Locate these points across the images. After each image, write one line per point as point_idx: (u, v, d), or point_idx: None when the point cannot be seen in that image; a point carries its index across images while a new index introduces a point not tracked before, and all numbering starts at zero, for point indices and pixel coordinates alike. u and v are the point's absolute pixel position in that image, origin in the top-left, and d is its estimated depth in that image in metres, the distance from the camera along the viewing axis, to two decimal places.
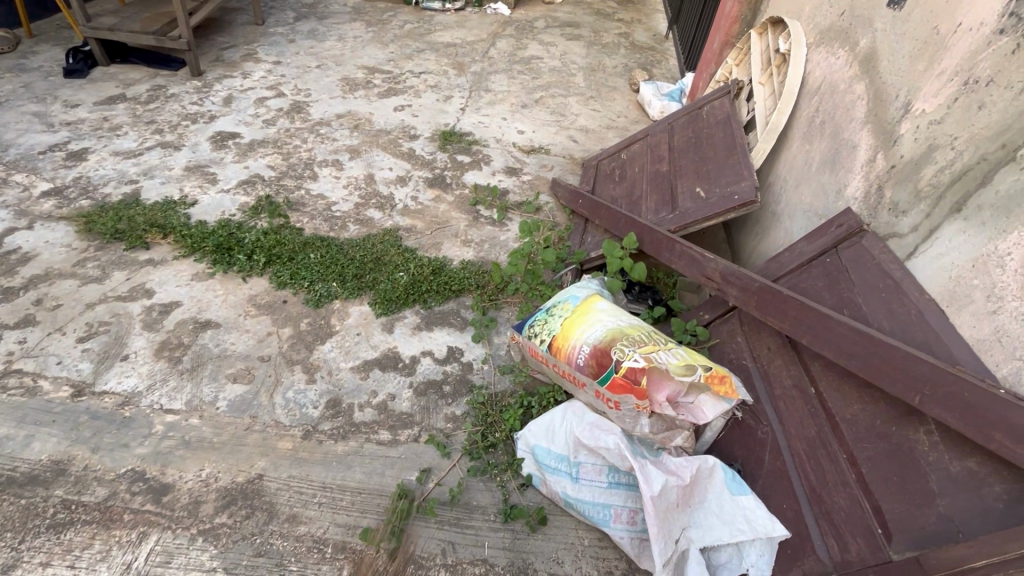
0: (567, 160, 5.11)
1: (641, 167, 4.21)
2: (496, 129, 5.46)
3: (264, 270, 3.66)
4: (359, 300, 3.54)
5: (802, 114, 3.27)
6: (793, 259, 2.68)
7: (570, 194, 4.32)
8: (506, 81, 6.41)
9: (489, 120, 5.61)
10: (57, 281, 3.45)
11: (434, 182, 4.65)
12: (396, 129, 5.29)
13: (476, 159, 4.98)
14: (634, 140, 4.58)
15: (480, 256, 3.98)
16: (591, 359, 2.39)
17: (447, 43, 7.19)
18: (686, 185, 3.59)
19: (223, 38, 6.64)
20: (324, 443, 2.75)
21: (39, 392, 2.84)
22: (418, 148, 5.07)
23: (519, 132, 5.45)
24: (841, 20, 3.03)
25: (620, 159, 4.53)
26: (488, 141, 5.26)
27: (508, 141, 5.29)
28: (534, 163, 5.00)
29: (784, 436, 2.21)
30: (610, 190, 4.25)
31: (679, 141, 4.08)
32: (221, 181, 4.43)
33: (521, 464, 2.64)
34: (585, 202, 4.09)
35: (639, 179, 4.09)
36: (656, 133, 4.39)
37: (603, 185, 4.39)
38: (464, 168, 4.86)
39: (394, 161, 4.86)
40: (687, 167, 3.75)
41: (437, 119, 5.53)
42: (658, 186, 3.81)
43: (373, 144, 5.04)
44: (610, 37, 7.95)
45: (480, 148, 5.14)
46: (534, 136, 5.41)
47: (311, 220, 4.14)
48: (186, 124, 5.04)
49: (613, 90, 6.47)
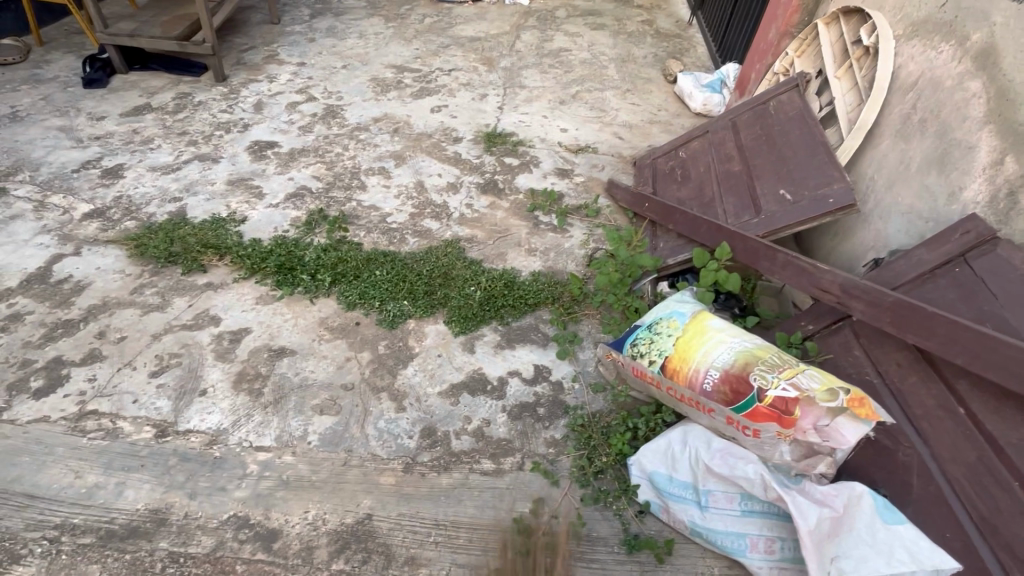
0: (616, 159, 4.96)
1: (706, 167, 4.08)
2: (538, 128, 5.29)
3: (330, 291, 3.52)
4: (433, 319, 3.41)
5: (894, 111, 3.16)
6: (910, 267, 2.58)
7: (632, 197, 4.19)
8: (538, 76, 6.22)
9: (530, 119, 5.43)
10: (117, 311, 3.28)
11: (486, 188, 4.50)
12: (437, 132, 5.11)
13: (525, 162, 4.83)
14: (692, 138, 4.44)
15: (548, 266, 3.85)
16: (722, 385, 2.30)
17: (471, 37, 6.96)
18: (767, 187, 3.47)
19: (241, 39, 6.38)
20: (427, 477, 2.64)
21: (121, 435, 2.70)
22: (463, 151, 4.90)
23: (562, 131, 5.29)
24: (942, 12, 2.90)
25: (679, 159, 4.39)
26: (533, 141, 5.10)
27: (553, 141, 5.13)
28: (584, 164, 4.86)
29: (933, 458, 2.13)
30: (674, 192, 4.12)
31: (747, 139, 3.95)
32: (267, 194, 4.25)
33: (637, 490, 2.54)
34: (651, 205, 3.95)
35: (707, 180, 3.95)
36: (718, 130, 4.25)
37: (664, 187, 4.26)
38: (514, 172, 4.71)
39: (441, 166, 4.69)
40: (763, 167, 3.62)
41: (476, 120, 5.35)
42: (733, 188, 3.68)
43: (417, 149, 4.86)
44: (634, 26, 7.74)
45: (526, 150, 4.98)
46: (579, 135, 5.25)
47: (368, 233, 3.99)
48: (220, 134, 4.83)
49: (648, 82, 6.30)
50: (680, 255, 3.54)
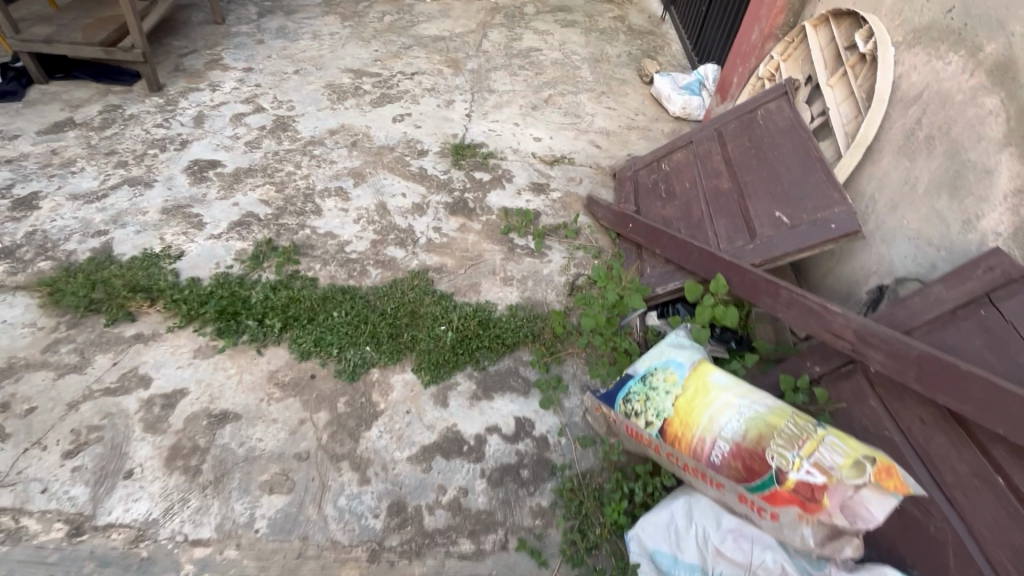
0: (594, 171, 4.64)
1: (692, 183, 3.79)
2: (510, 138, 4.92)
3: (281, 337, 3.10)
4: (400, 366, 3.03)
5: (895, 126, 2.92)
6: (928, 305, 2.34)
7: (614, 216, 3.87)
8: (508, 79, 5.83)
9: (500, 127, 5.06)
10: (25, 375, 2.80)
11: (456, 208, 4.12)
12: (400, 145, 4.69)
13: (497, 176, 4.46)
14: (676, 150, 4.15)
15: (526, 297, 3.52)
16: (733, 460, 2.03)
17: (434, 37, 6.51)
18: (760, 209, 3.20)
19: (180, 42, 5.80)
20: (397, 566, 2.29)
21: (25, 537, 2.26)
22: (430, 165, 4.50)
23: (536, 140, 4.94)
24: (947, 18, 2.66)
25: (663, 172, 4.09)
26: (505, 153, 4.73)
27: (526, 152, 4.77)
28: (561, 178, 4.52)
29: (969, 534, 1.93)
30: (658, 210, 3.82)
31: (735, 153, 3.67)
32: (208, 223, 3.77)
33: (634, 570, 2.18)
34: (635, 226, 3.65)
35: (694, 198, 3.67)
36: (703, 142, 3.97)
37: (648, 203, 3.96)
38: (485, 188, 4.34)
39: (405, 184, 4.29)
40: (755, 185, 3.35)
41: (443, 130, 4.95)
42: (723, 208, 3.40)
43: (378, 166, 4.44)
44: (605, 22, 7.41)
45: (498, 162, 4.61)
46: (554, 144, 4.91)
47: (324, 265, 3.58)
48: (154, 153, 4.31)
49: (623, 84, 5.99)
50: (670, 284, 3.25)
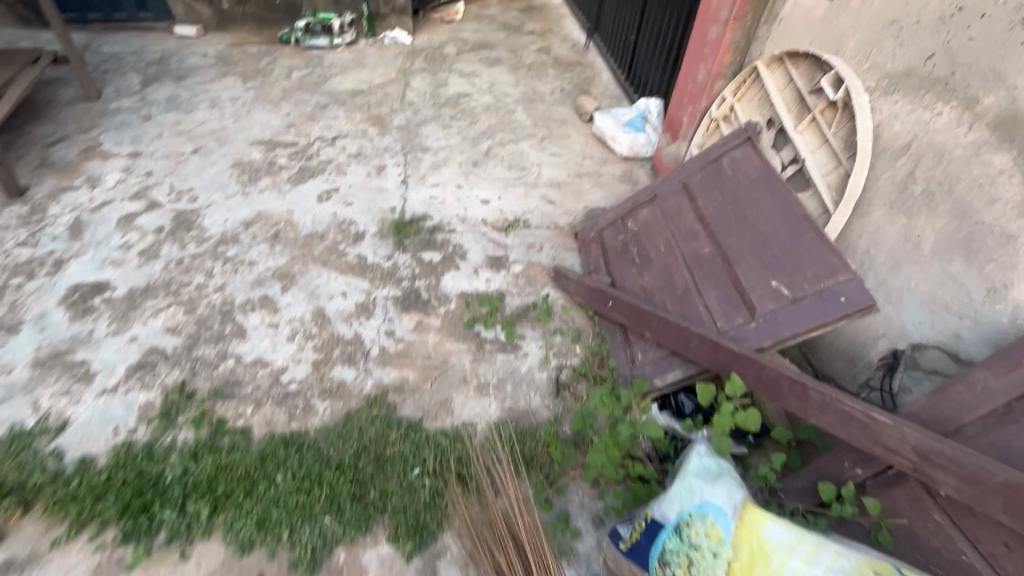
0: (553, 232, 4.24)
1: (667, 245, 3.44)
2: (454, 205, 4.44)
3: (212, 526, 2.44)
4: (371, 537, 2.46)
5: (884, 179, 2.69)
6: (975, 397, 2.06)
7: (588, 291, 3.46)
8: (441, 133, 5.35)
9: (442, 192, 4.57)
10: None
11: (408, 302, 3.58)
12: (331, 230, 4.09)
13: (449, 254, 3.96)
14: (641, 205, 3.81)
15: (507, 408, 3.03)
16: None
17: (352, 91, 5.94)
18: (753, 279, 2.88)
19: (46, 129, 4.90)
20: None
21: None
22: (369, 251, 3.93)
23: (483, 203, 4.48)
24: (928, 65, 2.45)
25: (631, 232, 3.74)
26: (452, 224, 4.24)
27: (475, 219, 4.31)
28: (519, 246, 4.08)
29: None
30: (635, 280, 3.45)
31: (708, 209, 3.36)
32: (100, 373, 3.03)
33: None
34: (615, 304, 3.25)
35: (673, 264, 3.32)
36: (669, 197, 3.65)
37: (622, 270, 3.58)
38: (437, 271, 3.82)
39: (344, 280, 3.70)
40: (740, 249, 3.03)
41: (378, 204, 4.39)
42: (709, 277, 3.07)
43: (308, 260, 3.82)
44: (531, 56, 7.10)
45: (446, 237, 4.11)
46: (504, 205, 4.47)
47: (257, 408, 2.93)
48: (19, 284, 3.48)
49: (563, 124, 5.66)
50: (669, 375, 2.87)
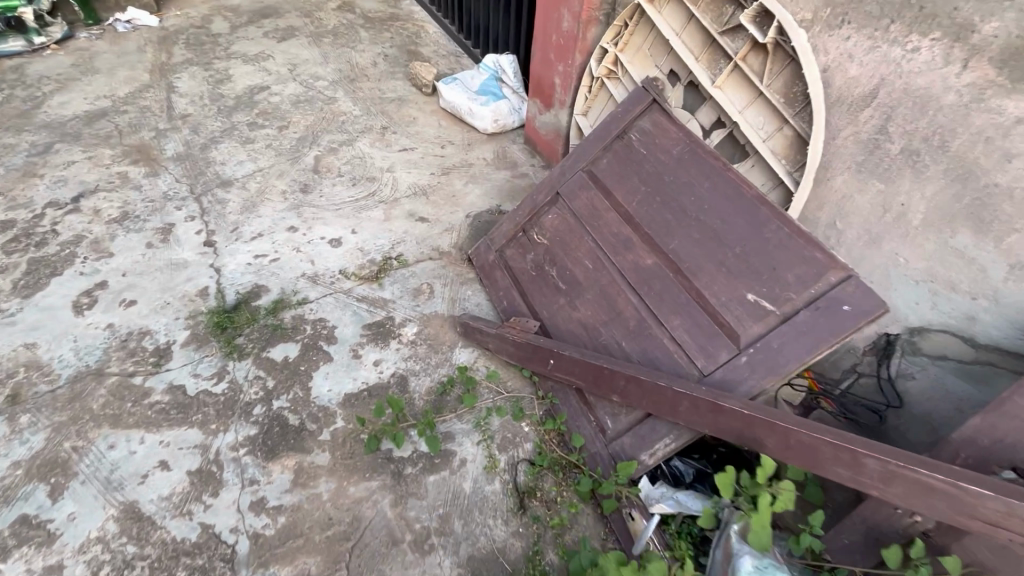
0: (440, 263, 3.25)
1: (595, 263, 2.69)
2: (295, 261, 3.21)
3: None
4: None
5: (845, 137, 2.14)
6: None
7: (516, 348, 2.61)
8: (242, 154, 3.90)
9: (272, 246, 3.29)
10: None
11: (272, 441, 2.43)
12: (112, 358, 2.67)
13: (310, 341, 2.82)
14: (544, 212, 2.99)
15: (466, 558, 2.16)
16: None
17: (85, 115, 4.08)
18: (723, 296, 2.25)
19: None
20: None
21: None
22: (186, 374, 2.63)
23: (335, 246, 3.31)
24: None
25: (543, 250, 2.91)
26: (301, 291, 3.04)
27: (331, 274, 3.15)
28: (403, 297, 3.05)
29: None
30: (569, 317, 2.67)
31: (633, 207, 2.64)
32: None
33: None
34: (558, 362, 2.45)
35: (611, 288, 2.59)
36: (577, 197, 2.85)
37: (547, 305, 2.77)
38: (301, 373, 2.68)
39: (159, 438, 2.41)
40: (693, 257, 2.38)
41: (179, 291, 3.00)
42: (665, 300, 2.39)
43: (87, 425, 2.43)
44: (332, 16, 5.58)
45: (298, 315, 2.93)
46: (363, 242, 3.34)
47: None
48: None
49: (401, 104, 4.48)
50: (658, 449, 2.21)
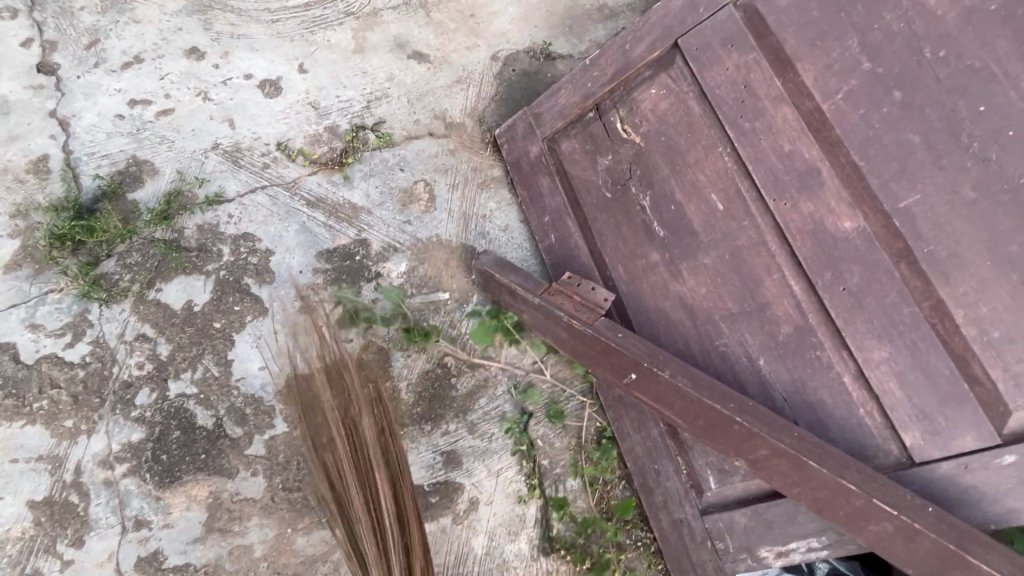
0: (447, 146, 2.00)
1: (730, 203, 1.50)
2: (201, 120, 1.90)
3: None
4: None
5: None
6: None
7: (571, 335, 1.59)
8: None
9: (160, 85, 1.92)
10: None
11: (167, 455, 1.51)
12: None
13: (229, 275, 1.71)
14: (643, 85, 1.66)
15: None
16: None
17: None
18: (998, 331, 1.18)
19: None
20: None
21: None
22: (15, 325, 1.57)
23: (271, 97, 1.97)
24: None
25: (631, 157, 1.67)
26: (212, 179, 1.82)
27: (262, 151, 1.89)
28: (383, 207, 1.88)
29: None
30: (665, 290, 1.59)
31: (837, 105, 1.35)
32: None
33: None
34: (644, 383, 1.46)
35: (755, 258, 1.46)
36: (718, 63, 1.52)
37: (627, 261, 1.66)
38: (212, 335, 1.64)
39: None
40: (950, 237, 1.23)
41: None
42: (864, 308, 1.31)
43: None
44: None
45: (208, 225, 1.76)
46: (318, 94, 2.00)
47: None
48: None
49: None
50: (794, 550, 1.38)
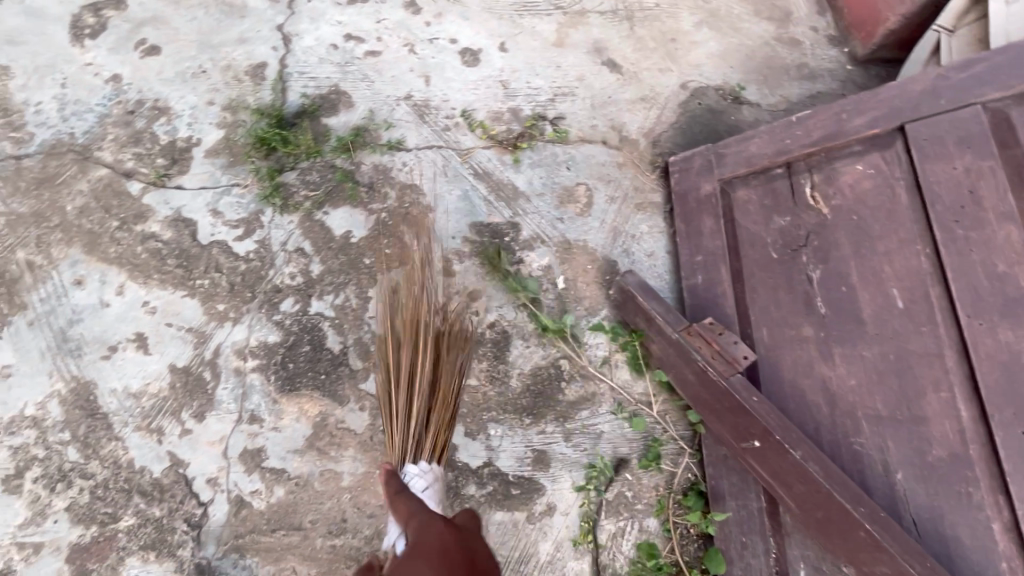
0: (615, 158, 2.01)
1: (913, 304, 1.43)
2: (401, 69, 2.00)
3: None
4: None
5: None
6: None
7: (700, 381, 1.56)
8: None
9: (375, 28, 2.04)
10: None
11: (293, 364, 1.60)
12: (108, 136, 1.75)
13: (388, 219, 1.79)
14: (849, 158, 1.61)
15: None
16: None
17: None
18: None
19: None
20: None
21: None
22: (201, 205, 1.71)
23: (468, 66, 2.05)
24: None
25: (812, 225, 1.62)
26: (397, 126, 1.92)
27: (447, 113, 1.97)
28: (542, 199, 1.91)
29: None
30: (808, 369, 1.53)
31: None
32: None
33: None
34: (767, 453, 1.41)
35: (924, 368, 1.38)
36: (944, 161, 1.46)
37: (775, 326, 1.61)
38: (357, 269, 1.72)
39: (142, 296, 1.60)
40: None
41: (222, 55, 1.90)
42: None
43: (52, 234, 1.62)
44: None
45: (382, 167, 1.85)
46: (510, 75, 2.06)
47: None
48: None
49: None
50: None
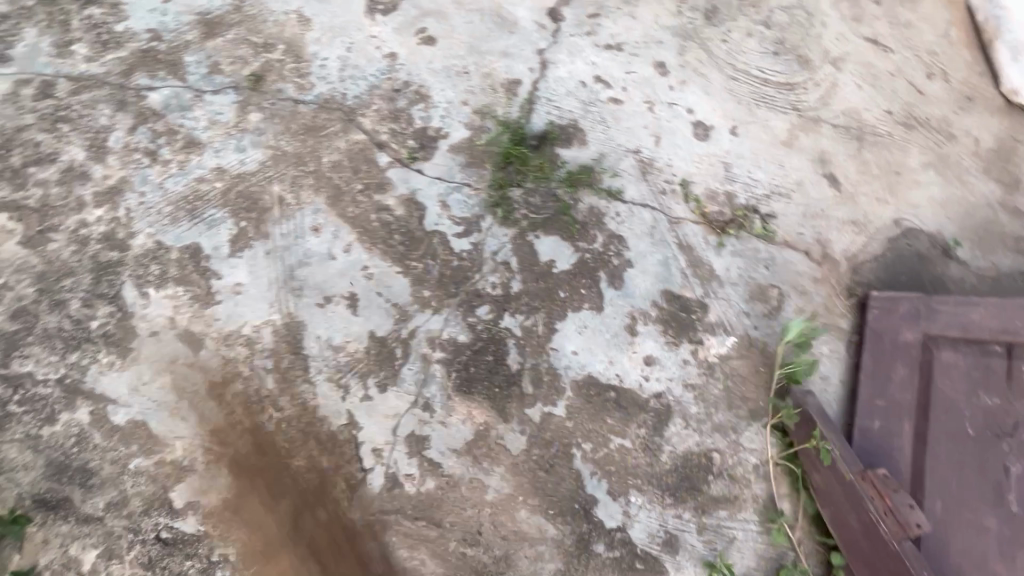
0: (813, 272, 1.99)
1: None
2: (636, 123, 2.06)
3: None
4: None
5: None
6: None
7: (863, 532, 1.56)
8: None
9: (623, 78, 2.12)
10: None
11: (474, 368, 1.67)
12: (373, 106, 1.89)
13: (590, 261, 1.85)
14: None
15: None
16: None
17: None
18: None
19: None
20: None
21: None
22: (434, 194, 1.82)
23: (697, 138, 2.09)
24: None
25: (1016, 416, 1.67)
26: (619, 176, 1.98)
27: (667, 178, 2.01)
28: (735, 288, 1.91)
29: None
30: (980, 562, 1.58)
31: None
32: None
33: None
34: None
35: None
36: None
37: (951, 502, 1.62)
38: (552, 297, 1.79)
39: (364, 260, 1.71)
40: None
41: (485, 62, 2.02)
42: None
43: (305, 178, 1.76)
44: None
45: (597, 211, 1.92)
46: (734, 160, 2.09)
47: (118, 562, 1.40)
48: None
49: None
50: None
